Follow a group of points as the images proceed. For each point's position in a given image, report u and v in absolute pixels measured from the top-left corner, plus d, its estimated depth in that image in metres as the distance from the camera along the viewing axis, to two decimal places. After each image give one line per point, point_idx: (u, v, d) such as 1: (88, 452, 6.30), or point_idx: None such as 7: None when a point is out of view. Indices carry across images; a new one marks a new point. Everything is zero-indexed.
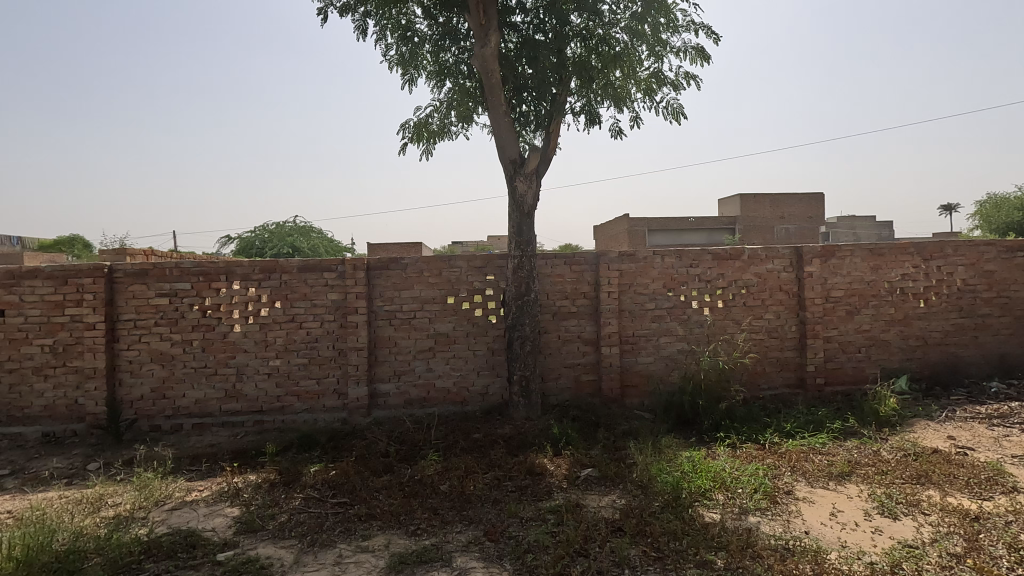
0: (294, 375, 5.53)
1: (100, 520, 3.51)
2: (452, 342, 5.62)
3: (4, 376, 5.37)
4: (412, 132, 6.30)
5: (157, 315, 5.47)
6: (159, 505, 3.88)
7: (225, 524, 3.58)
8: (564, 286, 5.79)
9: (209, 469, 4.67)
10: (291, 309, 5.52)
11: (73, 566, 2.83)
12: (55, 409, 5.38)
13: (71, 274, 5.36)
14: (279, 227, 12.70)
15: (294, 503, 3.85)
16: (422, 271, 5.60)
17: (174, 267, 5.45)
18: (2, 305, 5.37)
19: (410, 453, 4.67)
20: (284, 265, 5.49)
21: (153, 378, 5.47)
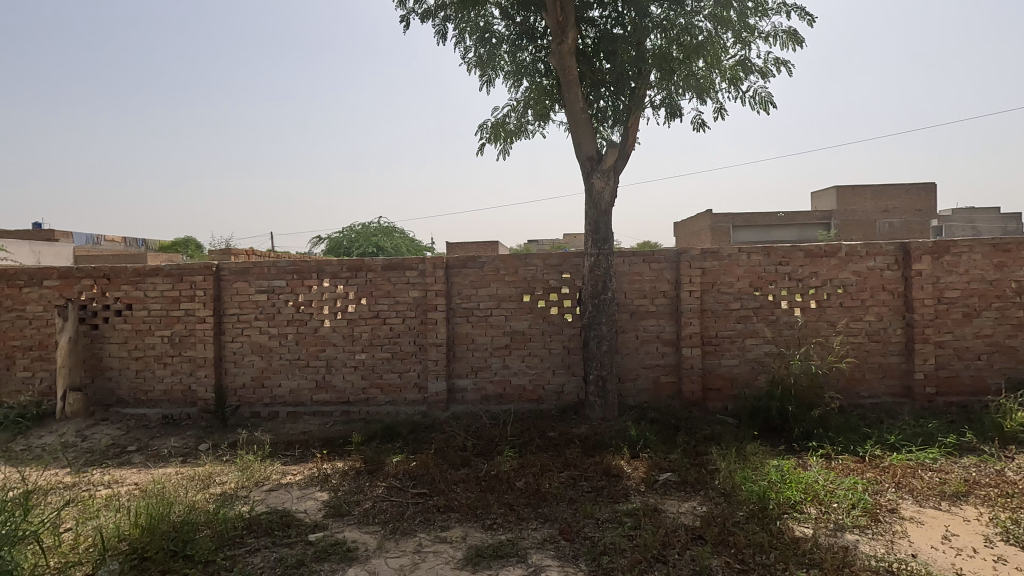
0: (378, 369, 5.79)
1: (209, 496, 3.85)
2: (528, 340, 5.65)
3: (132, 363, 6.04)
4: (490, 133, 6.39)
5: (257, 310, 5.93)
6: (258, 485, 4.21)
7: (316, 506, 3.82)
8: (642, 285, 5.65)
9: (302, 454, 5.00)
10: (375, 305, 5.79)
11: (188, 536, 3.14)
12: (172, 393, 5.98)
13: (186, 272, 5.93)
14: (364, 228, 13.35)
15: (377, 491, 4.04)
16: (499, 270, 5.67)
17: (272, 265, 5.88)
18: (130, 299, 6.04)
19: (487, 448, 4.75)
20: (370, 264, 5.77)
21: (254, 368, 5.93)
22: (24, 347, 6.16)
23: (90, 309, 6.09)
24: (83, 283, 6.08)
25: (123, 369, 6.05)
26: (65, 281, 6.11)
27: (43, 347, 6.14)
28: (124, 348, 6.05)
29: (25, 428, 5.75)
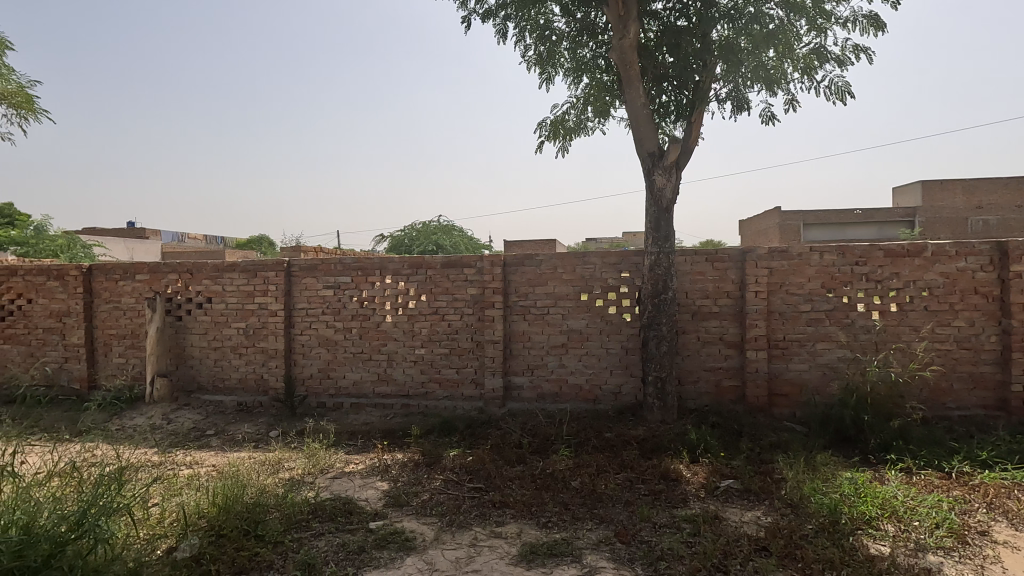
0: (437, 364, 5.91)
1: (278, 480, 4.07)
2: (585, 339, 5.60)
3: (211, 352, 6.47)
4: (549, 131, 6.37)
5: (324, 305, 6.20)
6: (323, 472, 4.41)
7: (376, 495, 3.95)
8: (705, 285, 5.47)
9: (364, 444, 5.19)
10: (434, 302, 5.91)
11: (259, 517, 3.33)
12: (247, 382, 6.35)
13: (260, 268, 6.29)
14: (425, 227, 13.65)
15: (435, 484, 4.13)
16: (556, 268, 5.65)
17: (338, 262, 6.13)
18: (210, 293, 6.46)
19: (542, 446, 4.75)
20: (430, 261, 5.89)
21: (320, 360, 6.20)
22: (119, 335, 6.73)
23: (176, 302, 6.57)
24: (169, 277, 6.57)
25: (204, 358, 6.49)
26: (154, 275, 6.62)
27: (135, 336, 6.68)
28: (204, 338, 6.49)
29: (119, 409, 6.28)
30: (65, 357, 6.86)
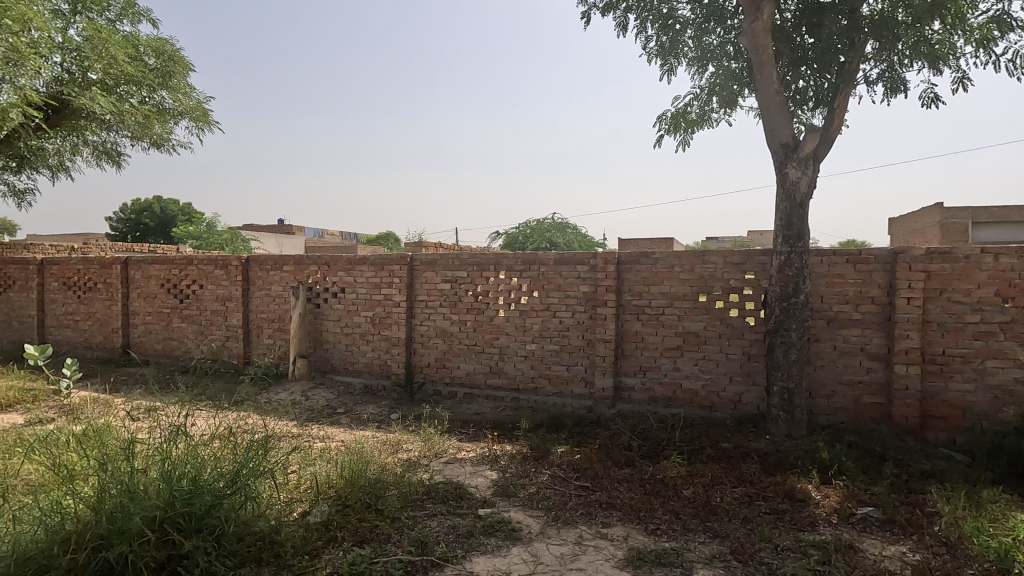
0: (547, 360, 5.95)
1: (397, 460, 4.35)
2: (703, 342, 5.31)
3: (343, 338, 7.08)
4: (669, 124, 6.12)
5: (442, 298, 6.50)
6: (437, 457, 4.63)
7: (486, 483, 4.07)
8: (845, 289, 4.93)
9: (475, 433, 5.37)
10: (546, 298, 5.95)
11: (379, 492, 3.58)
12: (372, 367, 6.87)
13: (386, 262, 6.76)
14: (539, 224, 13.79)
15: (542, 478, 4.16)
16: (673, 267, 5.40)
17: (456, 257, 6.40)
18: (343, 284, 7.06)
19: (653, 451, 4.58)
20: (542, 258, 5.94)
21: (437, 350, 6.52)
22: (269, 319, 7.61)
23: (315, 291, 7.27)
24: (310, 268, 7.29)
25: (337, 343, 7.12)
26: (298, 266, 7.38)
27: (282, 320, 7.51)
28: (337, 325, 7.12)
29: (268, 384, 7.10)
30: (227, 336, 7.90)
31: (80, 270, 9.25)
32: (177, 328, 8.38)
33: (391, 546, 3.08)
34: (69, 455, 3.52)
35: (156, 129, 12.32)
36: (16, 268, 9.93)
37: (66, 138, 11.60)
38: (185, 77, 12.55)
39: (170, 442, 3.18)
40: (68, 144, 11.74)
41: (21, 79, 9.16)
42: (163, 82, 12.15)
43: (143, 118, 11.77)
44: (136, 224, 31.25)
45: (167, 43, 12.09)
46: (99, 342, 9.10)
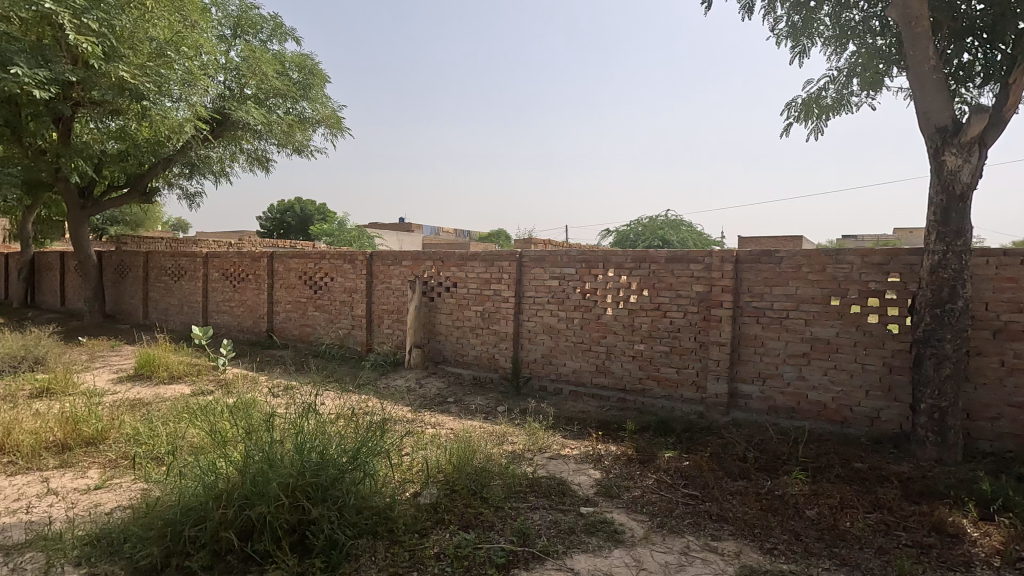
0: (656, 361, 5.75)
1: (502, 451, 4.46)
2: (834, 350, 4.82)
3: (455, 331, 7.39)
4: (800, 111, 5.62)
5: (549, 294, 6.54)
6: (541, 451, 4.68)
7: (589, 482, 4.04)
8: (1018, 295, 4.21)
9: (579, 431, 5.35)
10: (656, 297, 5.75)
11: (485, 481, 3.69)
12: (482, 360, 7.10)
13: (496, 258, 6.94)
14: (652, 221, 13.33)
15: (647, 482, 4.04)
16: (800, 267, 4.96)
17: (564, 254, 6.40)
18: (456, 278, 7.37)
19: (771, 464, 4.25)
20: (654, 255, 5.75)
21: (544, 346, 6.58)
22: (389, 310, 8.15)
23: (430, 285, 7.66)
24: (426, 264, 7.70)
25: (449, 335, 7.46)
26: (416, 261, 7.82)
27: (400, 312, 8.01)
28: (450, 318, 7.45)
29: (386, 371, 7.62)
30: (353, 325, 8.59)
31: (235, 263, 10.57)
32: (311, 316, 9.27)
33: (494, 533, 3.17)
34: (223, 422, 4.04)
35: (298, 137, 13.70)
36: (188, 260, 11.59)
37: (227, 147, 13.25)
38: (322, 88, 13.80)
39: (303, 417, 3.54)
40: (228, 152, 13.39)
41: (193, 97, 10.62)
42: (304, 94, 13.43)
43: (287, 127, 13.14)
44: (281, 223, 35.03)
45: (308, 58, 13.39)
46: (249, 326, 10.34)
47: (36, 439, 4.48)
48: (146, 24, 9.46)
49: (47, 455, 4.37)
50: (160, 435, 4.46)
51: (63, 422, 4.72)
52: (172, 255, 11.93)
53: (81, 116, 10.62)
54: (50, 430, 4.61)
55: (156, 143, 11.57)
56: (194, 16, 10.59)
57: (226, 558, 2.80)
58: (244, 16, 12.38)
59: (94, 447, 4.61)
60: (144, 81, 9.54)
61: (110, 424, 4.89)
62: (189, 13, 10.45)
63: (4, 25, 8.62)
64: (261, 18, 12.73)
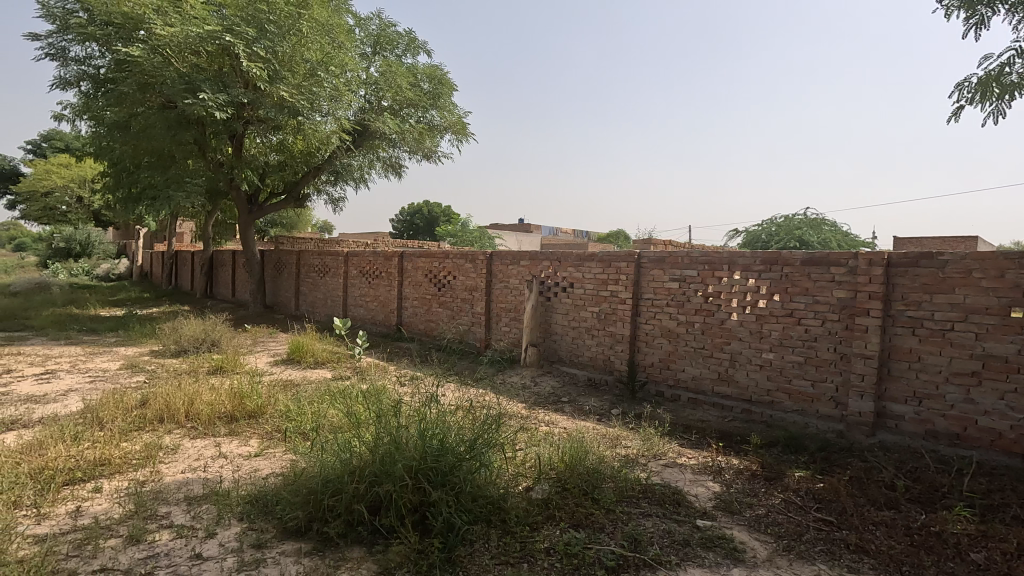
0: (788, 372, 5.31)
1: (615, 454, 4.40)
2: (1013, 370, 4.10)
3: (570, 331, 7.42)
4: (974, 92, 4.86)
5: (669, 297, 6.31)
6: (656, 457, 4.54)
7: (707, 494, 3.85)
8: None
9: (698, 441, 5.11)
10: (789, 303, 5.31)
11: (597, 482, 3.68)
12: (596, 361, 7.06)
13: (614, 259, 6.86)
14: (788, 221, 12.28)
15: (773, 501, 3.75)
16: (971, 272, 4.29)
17: (686, 255, 6.14)
18: (573, 279, 7.39)
19: (926, 496, 3.73)
20: (787, 257, 5.32)
21: (662, 350, 6.37)
22: (507, 309, 8.38)
23: (547, 284, 7.77)
24: (544, 264, 7.82)
25: (564, 335, 7.50)
26: (534, 261, 7.97)
27: (517, 310, 8.21)
28: (566, 318, 7.49)
29: (504, 367, 7.86)
30: (473, 322, 8.96)
31: (371, 262, 11.53)
32: (435, 312, 9.82)
33: (605, 535, 3.14)
34: (357, 406, 4.45)
35: (428, 143, 14.59)
36: (331, 259, 12.87)
37: (366, 155, 14.41)
38: (450, 96, 14.55)
39: (426, 406, 3.78)
40: (367, 160, 14.46)
41: (339, 112, 11.59)
42: (433, 102, 14.34)
43: (418, 134, 14.05)
44: (411, 224, 37.55)
45: (438, 68, 14.22)
46: (381, 320, 11.24)
47: (211, 409, 5.26)
48: (303, 48, 10.79)
49: (219, 424, 5.12)
50: (306, 414, 5.03)
51: (232, 397, 5.50)
52: (319, 253, 13.31)
53: (250, 132, 12.26)
54: (223, 402, 5.40)
55: (308, 153, 13.67)
56: (341, 37, 11.53)
57: (357, 529, 3.09)
58: (382, 34, 13.47)
59: (255, 419, 5.30)
60: (299, 99, 10.78)
61: (268, 401, 5.61)
62: (337, 35, 11.45)
63: (195, 59, 10.33)
64: (398, 34, 13.76)
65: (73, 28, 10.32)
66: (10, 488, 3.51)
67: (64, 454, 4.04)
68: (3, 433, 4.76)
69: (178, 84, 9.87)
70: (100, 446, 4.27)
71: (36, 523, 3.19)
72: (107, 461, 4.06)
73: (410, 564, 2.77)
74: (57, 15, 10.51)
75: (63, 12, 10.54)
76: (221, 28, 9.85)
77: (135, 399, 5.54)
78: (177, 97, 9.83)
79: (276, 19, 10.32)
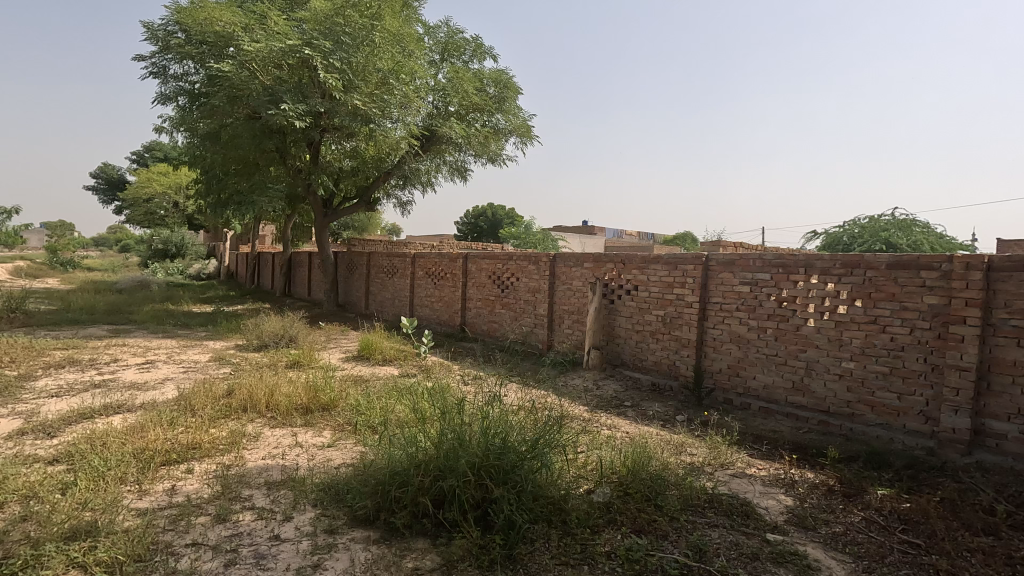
0: (870, 383, 4.97)
1: (679, 461, 4.29)
2: None
3: (634, 334, 7.30)
4: None
5: (739, 301, 6.08)
6: (723, 467, 4.39)
7: (778, 508, 3.67)
8: None
9: (770, 452, 4.88)
10: (873, 309, 4.98)
11: (661, 489, 3.60)
12: (661, 366, 6.90)
13: (680, 261, 6.69)
14: (873, 222, 11.42)
15: (852, 519, 3.53)
16: None
17: (757, 258, 5.90)
18: (638, 281, 7.27)
19: None
20: (871, 260, 4.99)
21: (730, 356, 6.14)
22: (570, 311, 8.36)
23: (611, 287, 7.69)
24: (608, 266, 7.75)
25: (628, 338, 7.39)
26: (597, 263, 7.92)
27: (580, 313, 8.17)
28: (630, 321, 7.38)
29: (566, 369, 7.83)
30: (536, 324, 9.00)
31: (436, 263, 11.84)
32: (498, 313, 9.95)
33: (668, 544, 3.07)
34: (422, 403, 4.59)
35: (493, 147, 14.82)
36: (399, 260, 13.33)
37: (433, 160, 14.79)
38: (516, 100, 14.68)
39: (488, 405, 3.83)
40: (434, 164, 14.84)
41: (408, 118, 11.99)
42: (499, 106, 14.55)
43: (483, 138, 14.32)
44: (475, 227, 38.31)
45: (503, 73, 14.41)
46: (445, 320, 11.51)
47: (289, 401, 5.59)
48: (375, 58, 11.24)
49: (295, 415, 5.43)
50: (374, 409, 5.23)
51: (308, 391, 5.83)
52: (388, 255, 13.81)
53: (326, 140, 12.92)
54: (299, 395, 5.73)
55: (378, 158, 14.00)
56: (411, 46, 11.90)
57: (422, 521, 3.19)
58: (450, 41, 13.81)
59: (328, 412, 5.59)
60: (371, 107, 11.25)
61: (340, 395, 5.89)
62: (408, 44, 11.84)
63: (278, 73, 10.99)
64: (465, 40, 14.06)
65: (172, 48, 11.27)
66: (117, 466, 3.89)
67: (162, 437, 4.42)
68: (111, 416, 5.27)
69: (262, 96, 10.55)
70: (192, 431, 4.64)
71: (138, 498, 3.52)
72: (198, 445, 4.40)
73: (472, 559, 2.84)
74: (159, 37, 11.51)
75: (164, 33, 11.53)
76: (302, 42, 10.47)
77: (222, 389, 5.98)
78: (261, 108, 10.51)
79: (351, 31, 10.83)
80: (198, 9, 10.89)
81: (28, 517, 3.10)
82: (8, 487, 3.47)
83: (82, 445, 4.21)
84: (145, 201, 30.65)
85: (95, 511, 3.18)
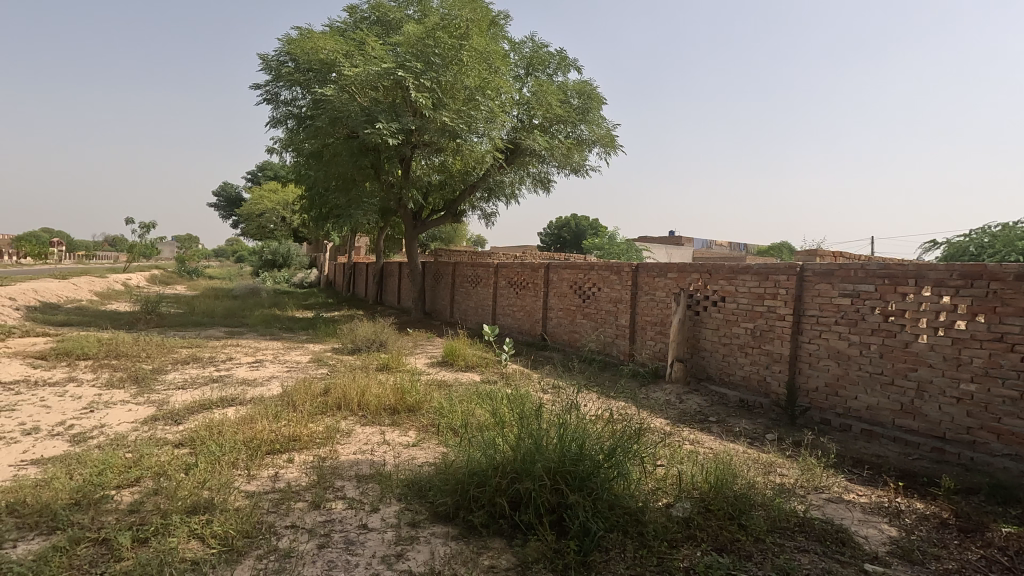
0: (996, 408, 4.43)
1: (768, 481, 4.06)
2: None
3: (721, 347, 7.02)
4: None
5: (839, 314, 5.67)
6: (817, 489, 4.11)
7: (879, 538, 3.38)
8: None
9: (872, 477, 4.50)
10: (998, 325, 4.46)
11: (745, 508, 3.43)
12: (751, 381, 6.57)
13: (772, 272, 6.36)
14: (1007, 229, 10.11)
15: (968, 556, 3.18)
16: None
17: (860, 267, 5.48)
18: (726, 292, 7.00)
19: None
20: (996, 271, 4.48)
21: (829, 373, 5.73)
22: (653, 322, 8.16)
23: (696, 297, 7.47)
24: (693, 276, 7.52)
25: (714, 351, 7.12)
26: (682, 273, 7.71)
27: (663, 324, 7.97)
28: (716, 333, 7.11)
29: (647, 381, 7.65)
30: (618, 334, 8.87)
31: (518, 273, 12.03)
32: (579, 323, 9.92)
33: (752, 564, 2.94)
34: (502, 408, 4.70)
35: (576, 157, 14.93)
36: (483, 270, 13.68)
37: (517, 172, 15.13)
38: (599, 110, 14.70)
39: (566, 413, 3.86)
40: (518, 176, 15.20)
41: (494, 132, 12.29)
42: (583, 117, 14.62)
43: (566, 149, 14.47)
44: (559, 238, 38.47)
45: (588, 84, 14.44)
46: (526, 329, 11.65)
47: (378, 402, 5.92)
48: (463, 75, 11.72)
49: (383, 415, 5.74)
50: (455, 412, 5.43)
51: (395, 392, 6.15)
52: (473, 265, 14.21)
53: (416, 157, 13.63)
54: (387, 396, 6.05)
55: (465, 171, 14.55)
56: (497, 62, 12.30)
57: (499, 521, 3.27)
58: (535, 55, 14.09)
59: (413, 413, 5.86)
60: (458, 123, 11.65)
61: (424, 398, 6.16)
62: (494, 61, 12.24)
63: (375, 94, 11.74)
64: (550, 54, 14.29)
65: (284, 76, 12.39)
66: (230, 452, 4.33)
67: (268, 428, 4.86)
68: (226, 408, 5.86)
69: (359, 117, 11.30)
70: (294, 425, 5.05)
71: (247, 482, 3.90)
72: (298, 437, 4.78)
73: (546, 561, 2.88)
74: (273, 67, 12.76)
75: (277, 64, 12.77)
76: (395, 65, 11.15)
77: (320, 388, 6.44)
78: (359, 128, 11.26)
79: (441, 51, 11.39)
80: (306, 40, 11.95)
81: (159, 491, 3.55)
82: (144, 465, 3.98)
83: (202, 432, 4.73)
84: (257, 216, 33.68)
85: (212, 490, 3.58)
